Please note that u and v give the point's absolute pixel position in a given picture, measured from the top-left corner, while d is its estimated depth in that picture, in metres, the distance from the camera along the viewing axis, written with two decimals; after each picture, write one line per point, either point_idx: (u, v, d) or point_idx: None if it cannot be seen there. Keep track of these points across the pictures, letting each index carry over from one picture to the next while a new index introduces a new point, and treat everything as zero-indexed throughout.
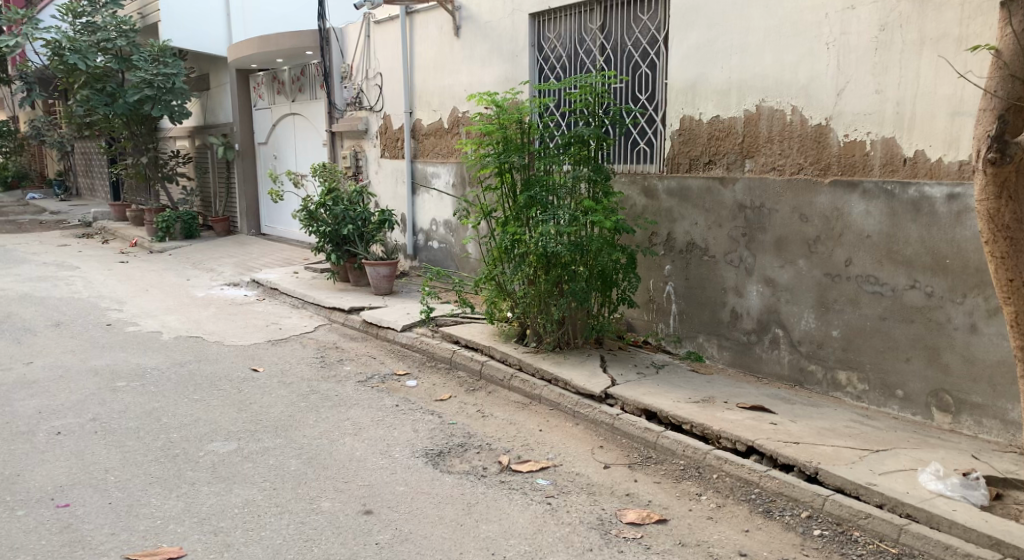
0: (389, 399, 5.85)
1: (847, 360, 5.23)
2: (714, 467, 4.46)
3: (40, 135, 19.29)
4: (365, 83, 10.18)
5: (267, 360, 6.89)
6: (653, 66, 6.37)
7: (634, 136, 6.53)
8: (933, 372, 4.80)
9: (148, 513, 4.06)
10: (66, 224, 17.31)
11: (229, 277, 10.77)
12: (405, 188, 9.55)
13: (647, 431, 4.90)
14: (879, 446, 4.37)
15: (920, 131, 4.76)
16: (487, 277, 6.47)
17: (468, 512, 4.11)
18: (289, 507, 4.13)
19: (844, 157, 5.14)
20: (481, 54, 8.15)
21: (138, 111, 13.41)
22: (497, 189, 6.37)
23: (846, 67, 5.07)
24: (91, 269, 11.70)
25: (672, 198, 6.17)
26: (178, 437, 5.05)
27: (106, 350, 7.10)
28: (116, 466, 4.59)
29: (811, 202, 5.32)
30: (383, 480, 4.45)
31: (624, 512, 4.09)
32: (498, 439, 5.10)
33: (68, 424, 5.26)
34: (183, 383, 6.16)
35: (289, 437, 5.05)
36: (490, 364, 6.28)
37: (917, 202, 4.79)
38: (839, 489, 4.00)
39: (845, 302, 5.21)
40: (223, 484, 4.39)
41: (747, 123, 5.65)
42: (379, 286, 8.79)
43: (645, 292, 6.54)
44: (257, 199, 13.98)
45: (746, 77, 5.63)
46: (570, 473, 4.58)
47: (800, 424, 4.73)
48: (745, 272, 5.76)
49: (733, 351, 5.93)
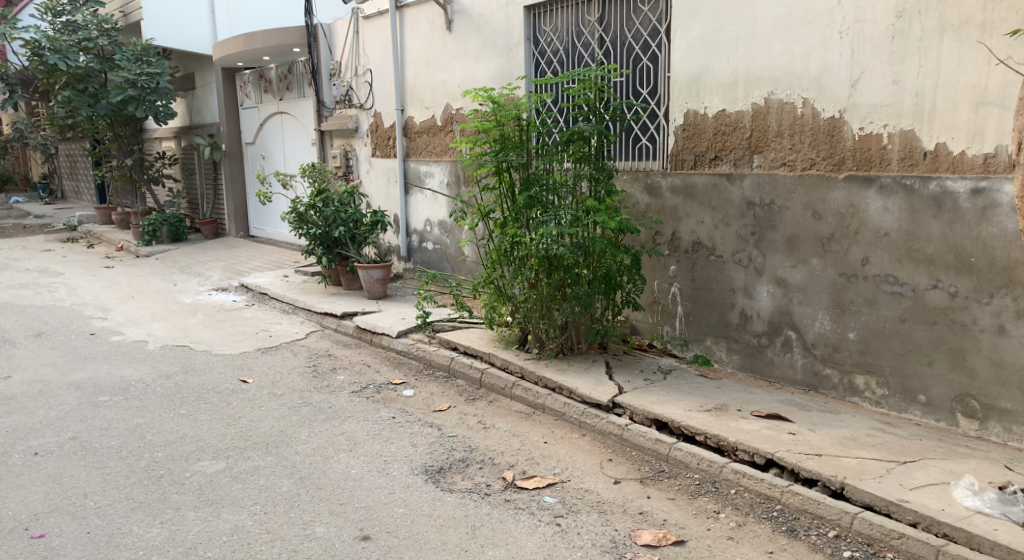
0: (385, 411, 5.59)
1: (864, 364, 5.00)
2: (731, 482, 4.23)
3: (23, 137, 18.96)
4: (354, 79, 9.89)
5: (257, 370, 6.61)
6: (654, 58, 6.10)
7: (635, 131, 6.27)
8: (957, 377, 4.57)
9: (129, 543, 3.78)
10: (50, 228, 16.94)
11: (218, 282, 10.47)
12: (398, 188, 9.27)
13: (659, 443, 4.66)
14: (905, 457, 4.14)
15: (942, 123, 4.53)
16: (486, 280, 6.22)
17: (472, 536, 3.85)
18: (281, 534, 3.86)
19: (859, 151, 4.90)
20: (474, 49, 7.88)
21: (121, 112, 13.09)
22: (495, 189, 6.09)
23: (860, 57, 4.82)
24: (76, 275, 11.38)
25: (677, 195, 5.93)
26: (163, 457, 4.77)
27: (88, 362, 6.80)
28: (96, 491, 4.31)
29: (825, 198, 5.08)
30: (381, 502, 4.19)
31: (638, 534, 3.85)
32: (501, 453, 4.84)
33: (46, 443, 4.97)
34: (168, 397, 5.88)
35: (280, 455, 4.78)
36: (490, 372, 6.02)
37: (939, 197, 4.56)
38: (868, 506, 3.76)
39: (863, 303, 4.97)
40: (211, 508, 4.12)
41: (755, 116, 5.40)
42: (372, 291, 8.52)
43: (649, 294, 6.28)
44: (245, 200, 13.66)
45: (754, 69, 5.38)
46: (578, 490, 4.33)
47: (820, 434, 4.49)
48: (755, 272, 5.52)
49: (743, 355, 5.69)
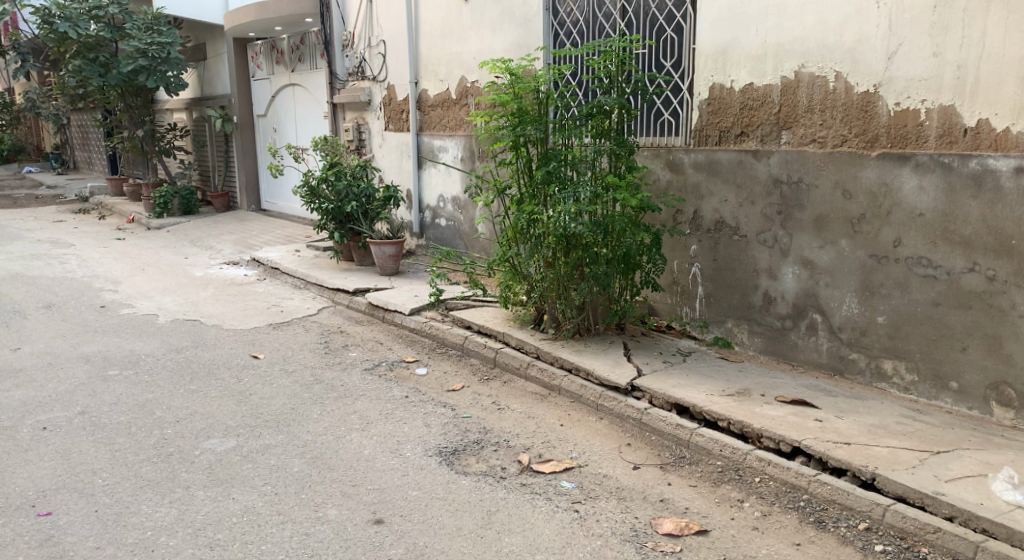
0: (398, 390, 5.47)
1: (893, 349, 4.84)
2: (755, 470, 4.10)
3: (35, 107, 18.93)
4: (367, 50, 9.68)
5: (268, 345, 6.50)
6: (679, 29, 5.86)
7: (658, 105, 6.06)
8: (993, 364, 4.40)
9: (137, 523, 3.66)
10: (62, 199, 16.89)
11: (229, 255, 10.36)
12: (411, 162, 9.10)
13: (679, 428, 4.52)
14: (938, 447, 4.01)
15: (984, 98, 4.32)
16: (500, 259, 6.07)
17: (489, 522, 3.73)
18: (292, 516, 3.74)
19: (894, 127, 4.70)
20: (491, 19, 7.67)
21: (132, 82, 12.93)
22: (511, 163, 5.90)
23: (899, 28, 4.60)
24: (87, 246, 11.31)
25: (699, 172, 5.74)
26: (172, 434, 4.67)
27: (98, 335, 6.71)
28: (104, 468, 4.19)
29: (856, 176, 4.89)
30: (394, 484, 4.07)
31: (660, 522, 3.73)
32: (516, 435, 4.71)
33: (55, 418, 4.88)
34: (179, 372, 5.78)
35: (291, 434, 4.68)
36: (505, 352, 5.89)
37: (979, 175, 4.36)
38: (900, 498, 3.65)
39: (893, 286, 4.80)
40: (221, 488, 4.00)
41: (785, 90, 5.19)
42: (384, 267, 8.39)
43: (669, 274, 6.12)
44: (256, 173, 13.52)
45: (784, 41, 5.16)
46: (596, 475, 4.21)
47: (848, 421, 4.35)
48: (781, 252, 5.34)
49: (766, 338, 5.52)
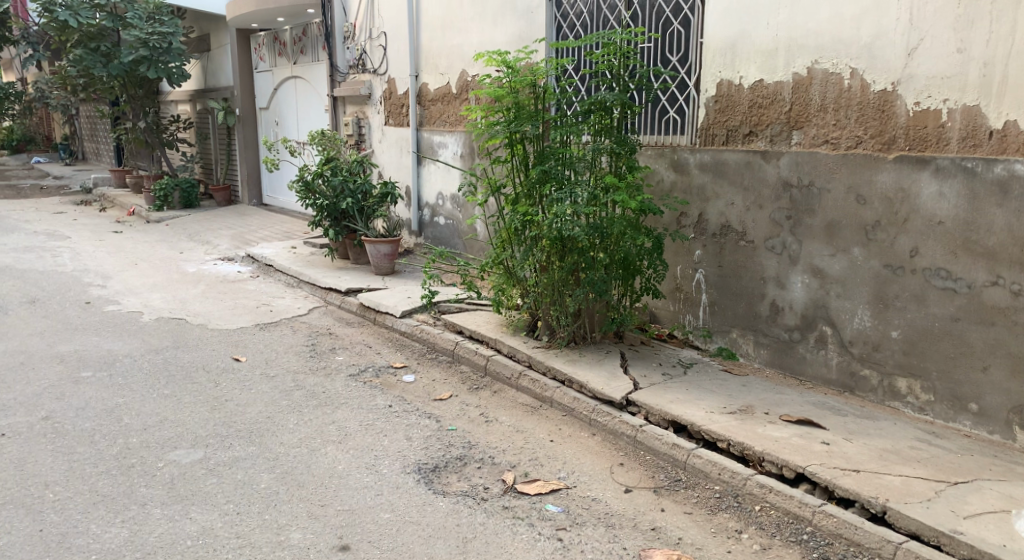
0: (382, 398, 5.19)
1: (907, 366, 4.51)
2: (756, 497, 3.79)
3: (44, 97, 18.87)
4: (368, 43, 9.40)
5: (251, 347, 6.24)
6: (686, 22, 5.53)
7: (663, 103, 5.73)
8: (1016, 386, 4.08)
9: (82, 545, 3.39)
10: (67, 189, 16.74)
11: (225, 251, 10.11)
12: (410, 158, 8.81)
13: (676, 448, 4.22)
14: (955, 476, 3.70)
15: (1013, 98, 3.99)
16: (495, 261, 5.78)
17: (462, 551, 3.44)
18: (252, 540, 3.47)
19: (913, 128, 4.37)
20: (492, 11, 7.37)
21: (133, 72, 12.74)
22: (507, 161, 5.60)
23: (920, 22, 4.28)
24: (82, 239, 11.09)
25: (705, 173, 5.42)
26: (137, 443, 4.39)
27: (77, 334, 6.45)
28: (58, 481, 3.93)
29: (871, 180, 4.56)
30: (365, 505, 3.79)
31: (649, 554, 3.43)
32: (502, 452, 4.42)
33: (16, 424, 4.62)
34: (155, 375, 5.52)
35: (262, 446, 4.39)
36: (496, 359, 5.60)
37: (1005, 181, 4.03)
38: (913, 535, 3.35)
39: (909, 299, 4.47)
40: (179, 506, 3.72)
41: (796, 87, 4.87)
42: (379, 266, 8.11)
43: (672, 280, 5.80)
44: (258, 167, 13.28)
45: (796, 34, 4.83)
46: (584, 498, 3.91)
47: (857, 445, 4.04)
48: (789, 260, 5.02)
49: (772, 350, 5.20)
